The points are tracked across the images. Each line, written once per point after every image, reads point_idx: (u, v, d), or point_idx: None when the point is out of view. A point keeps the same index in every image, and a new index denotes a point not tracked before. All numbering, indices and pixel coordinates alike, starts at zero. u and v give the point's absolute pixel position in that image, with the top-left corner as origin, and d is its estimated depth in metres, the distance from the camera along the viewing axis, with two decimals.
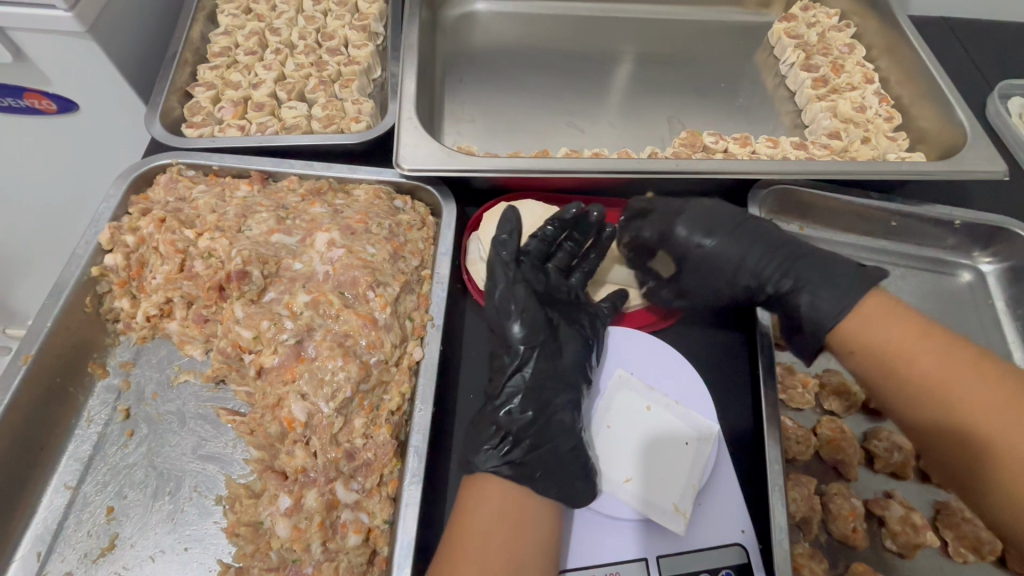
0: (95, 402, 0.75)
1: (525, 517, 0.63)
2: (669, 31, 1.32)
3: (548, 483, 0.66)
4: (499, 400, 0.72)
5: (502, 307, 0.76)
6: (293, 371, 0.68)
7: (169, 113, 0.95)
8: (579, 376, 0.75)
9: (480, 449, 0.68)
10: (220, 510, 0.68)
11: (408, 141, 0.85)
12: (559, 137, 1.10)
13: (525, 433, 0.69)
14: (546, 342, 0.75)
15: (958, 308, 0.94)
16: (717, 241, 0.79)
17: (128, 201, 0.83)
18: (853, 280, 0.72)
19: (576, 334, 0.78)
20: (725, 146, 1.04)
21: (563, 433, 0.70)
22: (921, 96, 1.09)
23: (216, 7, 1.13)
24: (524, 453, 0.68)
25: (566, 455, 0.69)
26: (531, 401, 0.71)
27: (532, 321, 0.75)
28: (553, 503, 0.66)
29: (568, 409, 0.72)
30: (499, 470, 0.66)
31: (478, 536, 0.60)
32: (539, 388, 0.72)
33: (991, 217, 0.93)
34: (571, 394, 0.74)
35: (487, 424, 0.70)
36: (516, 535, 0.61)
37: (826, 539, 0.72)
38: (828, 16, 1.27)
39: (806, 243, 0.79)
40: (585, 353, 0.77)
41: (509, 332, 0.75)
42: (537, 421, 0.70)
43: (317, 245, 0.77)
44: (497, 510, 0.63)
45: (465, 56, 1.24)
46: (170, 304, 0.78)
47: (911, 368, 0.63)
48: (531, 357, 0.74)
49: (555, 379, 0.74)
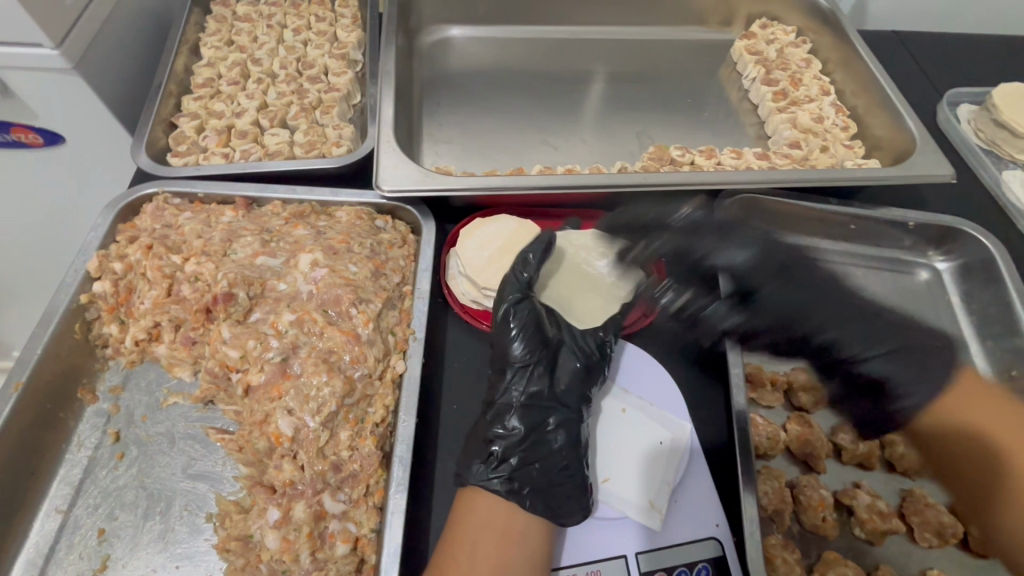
0: (85, 426, 0.76)
1: (514, 528, 0.65)
2: (637, 51, 1.39)
3: (536, 500, 0.68)
4: (493, 416, 0.72)
5: (503, 326, 0.78)
6: (279, 388, 0.70)
7: (155, 143, 0.98)
8: (577, 398, 0.75)
9: (472, 462, 0.70)
10: (211, 527, 0.70)
11: (387, 164, 0.89)
12: (534, 155, 1.15)
13: (516, 449, 0.70)
14: (545, 362, 0.76)
15: (916, 303, 1.00)
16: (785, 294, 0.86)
17: (115, 229, 0.85)
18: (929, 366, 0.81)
19: (577, 353, 0.77)
20: (692, 159, 1.09)
21: (555, 453, 0.70)
22: (875, 106, 1.15)
23: (199, 40, 1.17)
24: (514, 468, 0.69)
25: (554, 475, 0.69)
26: (523, 418, 0.72)
27: (533, 341, 0.76)
28: (540, 517, 0.67)
29: (561, 429, 0.72)
30: (489, 484, 0.68)
31: (467, 545, 0.63)
32: (532, 408, 0.72)
33: (944, 218, 0.98)
34: (567, 414, 0.73)
35: (480, 439, 0.71)
36: (506, 548, 0.63)
37: (798, 530, 0.75)
38: (785, 33, 1.34)
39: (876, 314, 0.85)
40: (583, 370, 0.76)
41: (509, 352, 0.76)
42: (528, 439, 0.70)
43: (301, 266, 0.80)
44: (485, 522, 0.65)
45: (442, 80, 1.29)
46: (159, 328, 0.80)
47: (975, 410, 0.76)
48: (528, 377, 0.74)
49: (550, 399, 0.74)
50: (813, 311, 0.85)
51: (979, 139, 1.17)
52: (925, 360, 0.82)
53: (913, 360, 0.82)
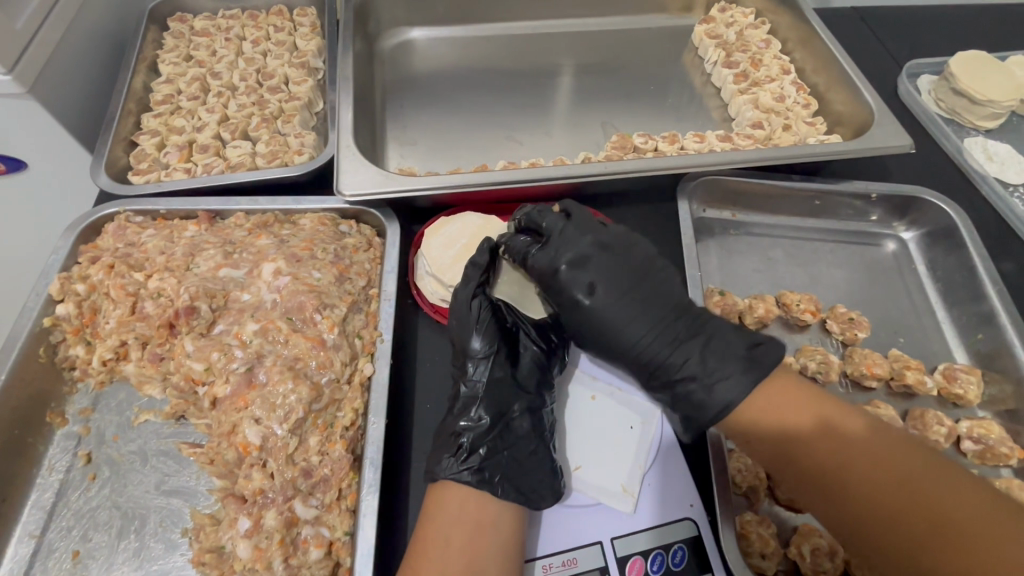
0: (56, 450, 0.76)
1: (484, 520, 0.65)
2: (599, 42, 1.39)
3: (508, 487, 0.68)
4: (458, 410, 0.73)
5: (464, 320, 0.78)
6: (245, 399, 0.70)
7: (115, 162, 0.97)
8: (537, 383, 0.77)
9: (442, 457, 0.69)
10: (186, 542, 0.70)
11: (347, 168, 0.88)
12: (498, 151, 1.15)
13: (482, 440, 0.70)
14: (504, 351, 0.77)
15: (884, 275, 1.00)
16: (608, 310, 0.74)
17: (77, 251, 0.85)
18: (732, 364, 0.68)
19: (535, 340, 0.79)
20: (655, 145, 1.10)
21: (521, 438, 0.72)
22: (834, 83, 1.16)
23: (157, 57, 1.16)
24: (483, 459, 0.69)
25: (524, 460, 0.71)
26: (489, 408, 0.72)
27: (491, 331, 0.77)
28: (513, 505, 0.67)
29: (525, 415, 0.73)
30: (459, 477, 0.67)
31: (438, 541, 0.62)
32: (496, 397, 0.73)
33: (903, 188, 1.00)
34: (529, 400, 0.75)
35: (447, 434, 0.72)
36: (477, 540, 0.63)
37: (773, 504, 0.76)
38: (744, 15, 1.35)
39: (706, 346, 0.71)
40: (543, 356, 0.78)
41: (468, 345, 0.76)
42: (495, 428, 0.71)
43: (264, 276, 0.80)
44: (455, 516, 0.65)
45: (405, 82, 1.29)
46: (125, 346, 0.80)
47: (837, 419, 0.65)
48: (488, 368, 0.75)
49: (513, 387, 0.75)
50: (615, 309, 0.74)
51: (940, 108, 1.19)
52: (734, 377, 0.67)
53: (742, 381, 0.67)
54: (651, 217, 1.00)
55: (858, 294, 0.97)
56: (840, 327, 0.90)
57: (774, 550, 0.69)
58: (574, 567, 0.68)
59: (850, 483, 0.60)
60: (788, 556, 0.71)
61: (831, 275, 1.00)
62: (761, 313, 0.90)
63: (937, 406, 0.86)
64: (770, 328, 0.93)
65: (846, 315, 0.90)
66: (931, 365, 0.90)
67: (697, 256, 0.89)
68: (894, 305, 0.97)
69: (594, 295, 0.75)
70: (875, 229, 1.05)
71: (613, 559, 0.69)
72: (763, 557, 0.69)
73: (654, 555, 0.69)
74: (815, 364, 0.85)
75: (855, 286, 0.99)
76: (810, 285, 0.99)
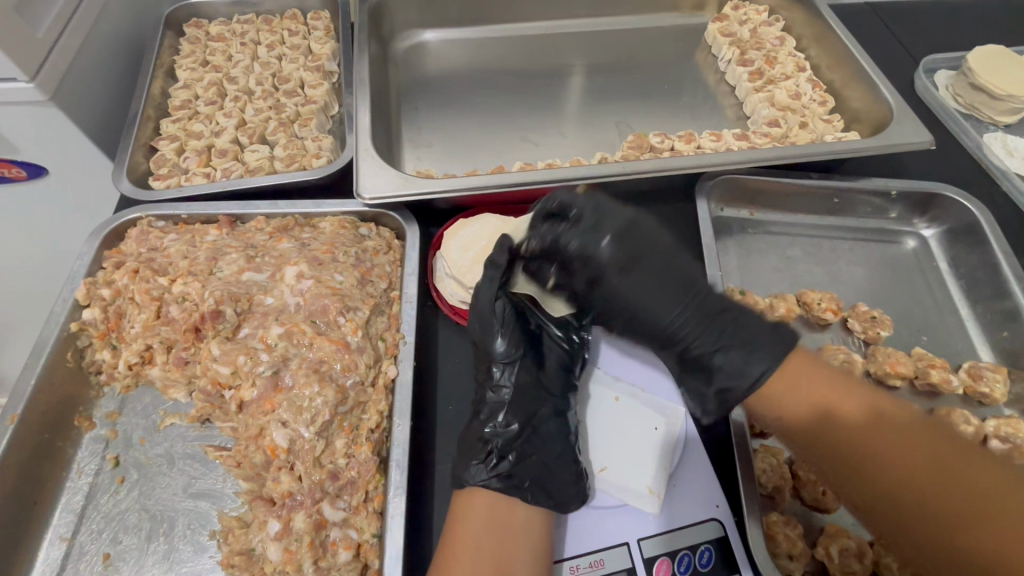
0: (84, 453, 0.77)
1: (515, 526, 0.65)
2: (612, 41, 1.39)
3: (538, 492, 0.69)
4: (484, 416, 0.73)
5: (486, 322, 0.75)
6: (272, 402, 0.71)
7: (136, 168, 0.98)
8: (561, 385, 0.77)
9: (469, 463, 0.69)
10: (215, 544, 0.70)
11: (366, 171, 0.89)
12: (514, 152, 1.15)
13: (510, 447, 0.71)
14: (528, 355, 0.77)
15: (905, 272, 0.99)
16: (639, 289, 0.70)
17: (102, 256, 0.86)
18: (761, 339, 0.67)
19: (558, 341, 0.81)
20: (671, 145, 1.10)
21: (549, 443, 0.72)
22: (850, 79, 1.15)
23: (174, 62, 1.17)
24: (511, 465, 0.70)
25: (552, 463, 0.71)
26: (516, 414, 0.73)
27: (516, 335, 0.77)
28: (542, 510, 0.68)
29: (552, 420, 0.74)
30: (488, 483, 0.68)
31: (469, 545, 0.62)
32: (522, 403, 0.74)
33: (925, 184, 0.99)
34: (554, 404, 0.75)
35: (474, 439, 0.72)
36: (507, 546, 0.63)
37: (798, 505, 0.76)
38: (757, 13, 1.34)
39: (735, 318, 0.69)
40: (566, 359, 0.79)
41: (493, 348, 0.75)
42: (522, 434, 0.72)
43: (286, 279, 0.80)
44: (486, 520, 0.65)
45: (419, 84, 1.29)
46: (151, 351, 0.80)
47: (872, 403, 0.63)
48: (514, 373, 0.75)
49: (539, 390, 0.76)
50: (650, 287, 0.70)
51: (957, 103, 1.18)
52: (766, 345, 0.67)
53: (778, 349, 0.66)
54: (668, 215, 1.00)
55: (879, 292, 0.97)
56: (862, 325, 0.89)
57: (801, 551, 0.69)
58: (601, 568, 0.68)
59: (886, 464, 0.58)
60: (815, 557, 0.71)
61: (851, 273, 0.99)
62: (782, 312, 0.89)
63: (962, 405, 0.85)
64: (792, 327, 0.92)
65: (868, 314, 0.90)
66: (955, 362, 0.90)
67: (717, 256, 0.89)
68: (916, 303, 0.96)
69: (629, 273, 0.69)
70: (896, 226, 1.04)
71: (639, 560, 0.69)
72: (791, 559, 0.69)
73: (681, 556, 0.69)
74: (837, 363, 0.85)
75: (876, 284, 0.98)
76: (830, 283, 0.98)
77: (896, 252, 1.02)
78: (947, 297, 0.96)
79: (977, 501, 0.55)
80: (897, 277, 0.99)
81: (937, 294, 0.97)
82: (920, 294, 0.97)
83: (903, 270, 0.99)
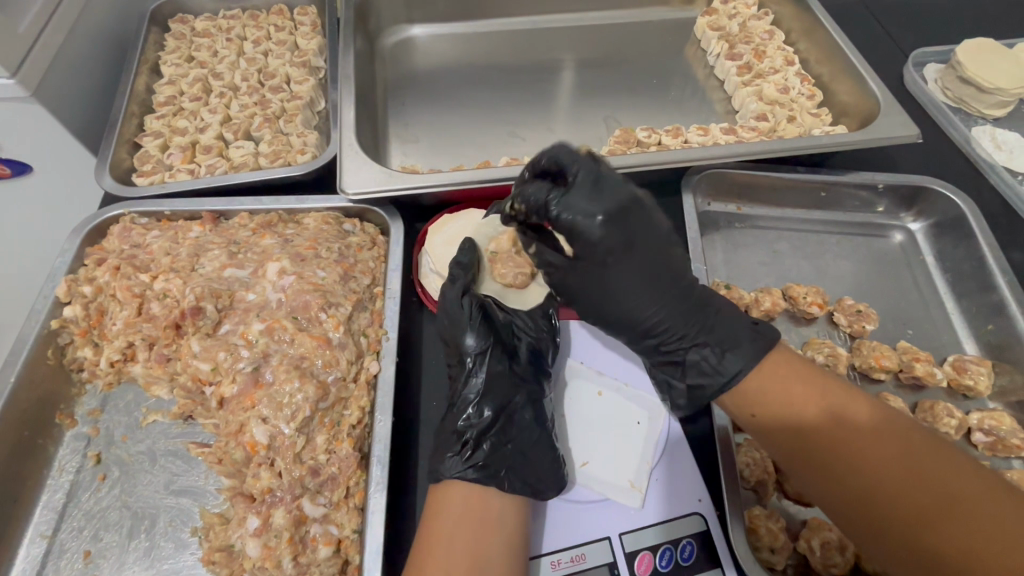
0: (65, 450, 0.76)
1: (488, 515, 0.64)
2: (601, 36, 1.38)
3: (513, 479, 0.68)
4: (457, 409, 0.73)
5: (456, 320, 0.77)
6: (252, 398, 0.71)
7: (119, 164, 0.98)
8: (534, 373, 0.77)
9: (445, 456, 0.68)
10: (196, 541, 0.70)
11: (350, 167, 0.88)
12: (501, 148, 1.15)
13: (484, 436, 0.70)
14: (498, 345, 0.76)
15: (891, 266, 0.99)
16: (626, 279, 0.67)
17: (83, 253, 0.85)
18: (737, 340, 0.68)
19: (528, 331, 0.81)
20: (658, 139, 1.10)
21: (525, 430, 0.72)
22: (838, 73, 1.15)
23: (159, 58, 1.17)
24: (486, 455, 0.68)
25: (527, 450, 0.70)
26: (490, 402, 0.72)
27: (485, 328, 0.76)
28: (517, 497, 0.67)
29: (527, 407, 0.73)
30: (464, 474, 0.67)
31: (442, 540, 0.61)
32: (496, 391, 0.73)
33: (911, 177, 0.98)
34: (528, 391, 0.75)
35: (448, 432, 0.71)
36: (479, 537, 0.61)
37: (781, 499, 0.76)
38: (747, 7, 1.34)
39: (711, 318, 0.70)
40: (537, 347, 0.80)
41: (463, 344, 0.75)
42: (497, 421, 0.71)
43: (269, 275, 0.80)
44: (460, 513, 0.64)
45: (407, 80, 1.29)
46: (133, 348, 0.80)
47: (845, 405, 0.61)
48: (486, 363, 0.75)
49: (513, 379, 0.75)
50: (636, 284, 0.68)
51: (946, 97, 1.17)
52: (739, 346, 0.67)
53: (757, 351, 0.66)
54: (655, 210, 1.00)
55: (865, 286, 0.97)
56: (847, 319, 0.89)
57: (783, 544, 0.69)
58: (583, 562, 0.68)
59: (862, 472, 0.57)
60: (797, 550, 0.71)
61: (837, 267, 0.99)
62: (767, 306, 0.89)
63: (946, 398, 0.85)
64: (778, 321, 0.92)
65: (853, 307, 0.90)
66: (940, 356, 0.90)
67: (701, 250, 0.89)
68: (902, 297, 0.96)
69: (619, 254, 0.65)
70: (882, 220, 1.04)
71: (620, 555, 0.69)
72: (772, 551, 0.69)
73: (663, 550, 0.69)
74: (822, 358, 0.85)
75: (863, 278, 0.98)
76: (818, 278, 0.98)
77: (881, 245, 1.02)
78: (932, 290, 0.96)
79: (953, 507, 0.53)
80: (884, 270, 0.99)
81: (922, 288, 0.97)
82: (904, 287, 0.97)
83: (887, 263, 1.00)
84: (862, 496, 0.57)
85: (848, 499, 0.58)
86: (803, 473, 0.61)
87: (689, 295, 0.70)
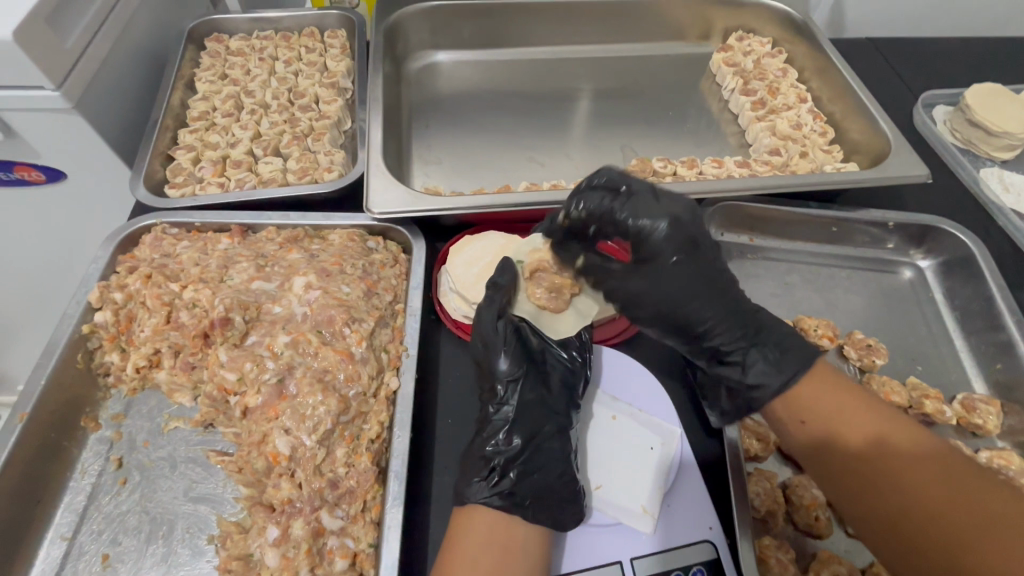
0: (89, 453, 0.78)
1: (512, 545, 0.65)
2: (619, 67, 1.43)
3: (538, 511, 0.68)
4: (487, 434, 0.74)
5: (490, 343, 0.79)
6: (276, 409, 0.72)
7: (152, 175, 1.01)
8: (566, 405, 0.78)
9: (472, 481, 0.70)
10: (212, 549, 0.71)
11: (377, 187, 0.91)
12: (520, 172, 1.18)
13: (513, 463, 0.71)
14: (531, 373, 0.78)
15: (900, 302, 1.01)
16: (683, 276, 0.72)
17: (115, 260, 0.88)
18: (795, 348, 0.71)
19: (562, 357, 0.81)
20: (674, 170, 1.13)
21: (551, 461, 0.73)
22: (850, 111, 1.18)
23: (194, 74, 1.21)
24: (514, 483, 0.69)
25: (554, 483, 0.71)
26: (519, 431, 0.73)
27: (518, 354, 0.78)
28: (541, 529, 0.68)
29: (556, 437, 0.75)
30: (490, 501, 0.68)
31: (466, 563, 0.61)
32: (526, 420, 0.75)
33: (922, 217, 1.01)
34: (558, 421, 0.76)
35: (476, 457, 0.72)
36: (504, 566, 0.62)
37: (791, 529, 0.76)
38: (761, 45, 1.38)
39: (768, 323, 0.74)
40: (571, 377, 0.80)
41: (496, 367, 0.78)
42: (525, 450, 0.72)
43: (295, 289, 0.83)
44: (484, 539, 0.64)
45: (430, 103, 1.33)
46: (158, 355, 0.82)
47: (891, 428, 0.61)
48: (517, 390, 0.76)
49: (542, 409, 0.76)
50: (694, 282, 0.72)
51: (955, 139, 1.21)
52: (799, 352, 0.70)
53: (809, 357, 0.69)
54: None
55: (874, 321, 0.98)
56: (857, 353, 0.90)
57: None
58: None
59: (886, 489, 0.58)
60: None
61: (848, 301, 1.01)
62: None
63: (955, 436, 0.86)
64: None
65: (864, 341, 0.91)
66: (949, 394, 0.91)
67: None
68: (912, 334, 0.97)
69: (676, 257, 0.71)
70: (892, 256, 1.06)
71: None
72: None
73: None
74: None
75: (872, 313, 1.00)
76: (828, 310, 1.00)
77: (892, 280, 1.04)
78: (942, 329, 0.98)
79: (979, 527, 0.53)
80: (894, 306, 1.01)
81: (931, 325, 0.98)
82: (914, 323, 0.98)
83: (898, 300, 1.01)
84: (890, 513, 0.57)
85: (879, 513, 0.58)
86: (835, 484, 0.62)
87: (743, 300, 0.76)
